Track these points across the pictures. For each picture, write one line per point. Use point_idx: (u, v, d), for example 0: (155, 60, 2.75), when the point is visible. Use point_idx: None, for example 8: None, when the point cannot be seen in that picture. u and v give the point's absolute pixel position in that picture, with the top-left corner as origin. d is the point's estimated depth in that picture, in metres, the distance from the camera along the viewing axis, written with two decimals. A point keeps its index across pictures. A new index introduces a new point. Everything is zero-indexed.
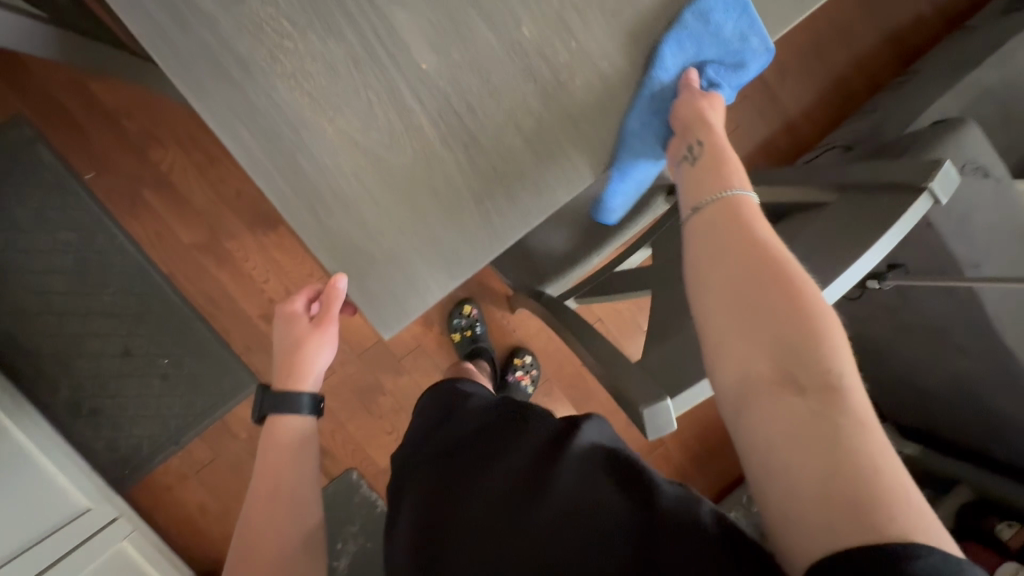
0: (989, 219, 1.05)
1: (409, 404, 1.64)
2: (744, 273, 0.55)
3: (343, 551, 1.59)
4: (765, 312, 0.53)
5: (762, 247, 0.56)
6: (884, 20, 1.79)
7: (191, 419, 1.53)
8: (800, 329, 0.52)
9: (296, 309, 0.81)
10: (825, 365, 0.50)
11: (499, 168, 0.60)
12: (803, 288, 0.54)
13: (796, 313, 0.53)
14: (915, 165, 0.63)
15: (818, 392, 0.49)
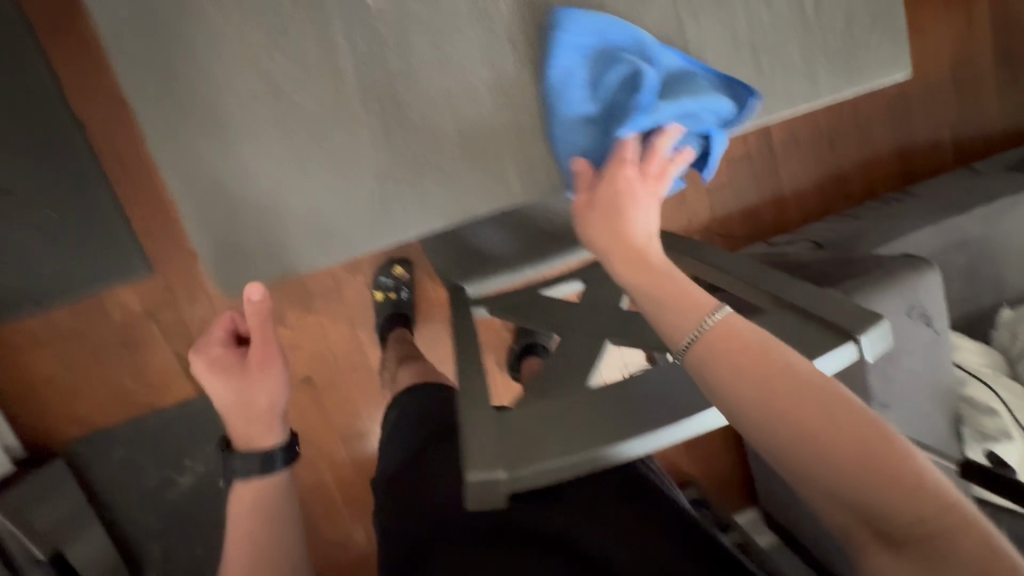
0: (914, 366, 1.04)
1: (308, 344, 1.53)
2: (780, 441, 0.54)
3: (190, 467, 1.53)
4: (809, 467, 0.53)
5: (792, 402, 0.54)
6: (905, 131, 1.76)
7: (61, 285, 1.37)
8: (859, 475, 0.51)
9: (212, 342, 0.85)
10: (899, 486, 0.50)
11: (397, 178, 0.85)
12: (839, 430, 0.52)
13: (842, 457, 0.51)
14: (854, 310, 0.61)
15: (911, 524, 0.50)
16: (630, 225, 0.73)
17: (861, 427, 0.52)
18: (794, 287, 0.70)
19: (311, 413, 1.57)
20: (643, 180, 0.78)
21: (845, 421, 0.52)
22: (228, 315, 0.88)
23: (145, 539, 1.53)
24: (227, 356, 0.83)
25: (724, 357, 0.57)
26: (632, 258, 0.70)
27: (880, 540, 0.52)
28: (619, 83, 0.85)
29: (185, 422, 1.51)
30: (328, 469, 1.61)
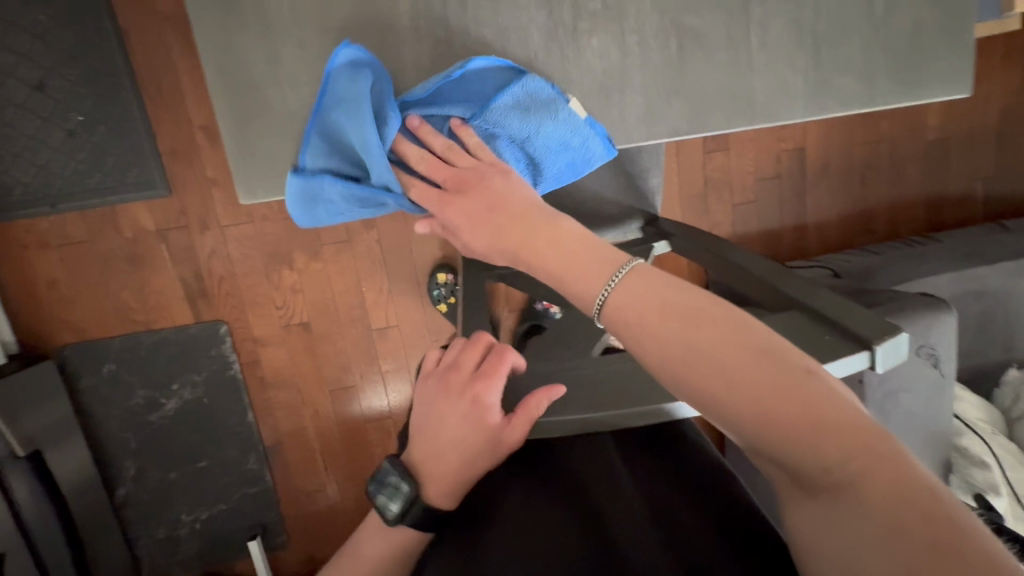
0: (913, 406, 1.02)
1: (310, 291, 1.54)
2: (662, 366, 0.49)
3: (176, 392, 1.54)
4: (698, 398, 0.48)
5: (682, 344, 0.48)
6: (939, 177, 1.73)
7: (77, 191, 1.38)
8: (753, 412, 0.44)
9: (482, 373, 0.68)
10: (802, 417, 0.42)
11: None
12: (727, 369, 0.46)
13: (720, 381, 0.46)
14: (872, 320, 0.60)
15: (818, 464, 0.41)
16: (494, 225, 0.64)
17: (748, 364, 0.45)
18: (815, 293, 0.68)
19: (303, 359, 1.58)
20: (459, 184, 0.67)
21: (736, 358, 0.46)
22: (510, 351, 0.70)
23: (122, 454, 1.55)
24: (477, 395, 0.66)
25: (617, 320, 0.53)
26: (524, 245, 0.61)
27: (800, 490, 0.44)
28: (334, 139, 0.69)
29: (178, 347, 1.52)
30: (311, 418, 1.62)
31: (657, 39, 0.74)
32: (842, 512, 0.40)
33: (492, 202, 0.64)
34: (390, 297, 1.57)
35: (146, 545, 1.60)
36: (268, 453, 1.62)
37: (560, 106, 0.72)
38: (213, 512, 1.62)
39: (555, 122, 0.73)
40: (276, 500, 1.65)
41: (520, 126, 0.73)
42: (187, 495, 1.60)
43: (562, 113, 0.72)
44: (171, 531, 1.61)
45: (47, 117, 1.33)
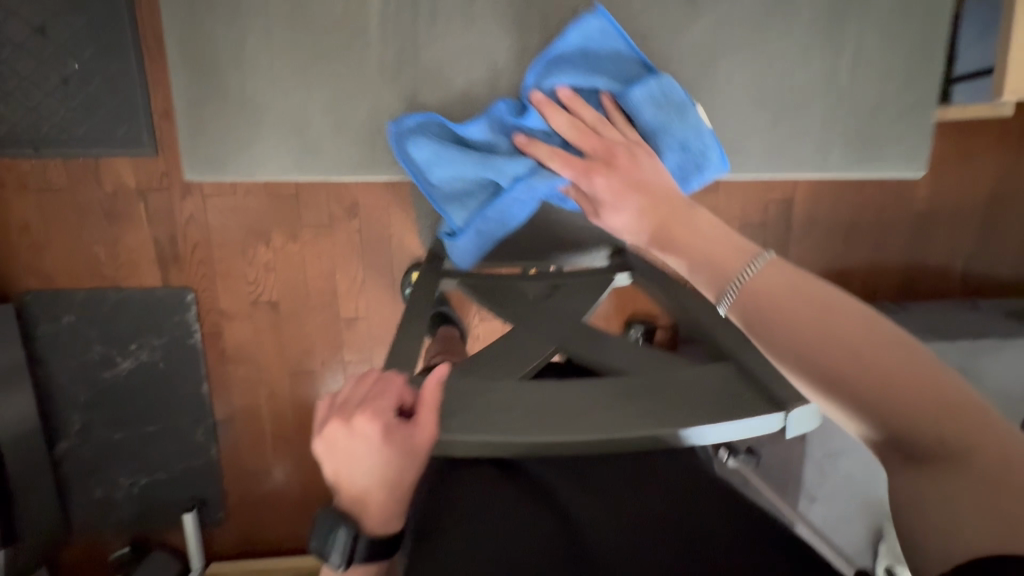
0: (850, 471, 1.03)
1: (284, 270, 1.53)
2: (803, 346, 0.64)
3: (133, 353, 1.52)
4: (831, 374, 0.62)
5: (823, 330, 0.63)
6: (919, 248, 1.72)
7: (63, 138, 1.37)
8: (873, 381, 0.60)
9: (364, 406, 0.63)
10: (909, 390, 0.58)
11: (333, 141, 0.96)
12: (851, 346, 0.62)
13: (855, 361, 0.61)
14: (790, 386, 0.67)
15: (921, 427, 0.57)
16: (636, 204, 0.83)
17: (873, 351, 0.61)
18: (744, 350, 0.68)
19: (265, 337, 1.57)
20: (602, 164, 0.85)
21: (864, 344, 0.61)
22: (390, 380, 0.66)
23: (70, 408, 1.53)
24: (369, 428, 0.62)
25: (758, 305, 0.67)
26: (667, 229, 0.80)
27: (904, 458, 0.59)
28: (473, 170, 0.91)
29: (142, 307, 1.50)
30: (265, 397, 1.60)
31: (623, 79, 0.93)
32: (938, 473, 0.55)
33: (625, 182, 0.84)
34: (362, 287, 1.56)
35: (81, 502, 1.58)
36: (218, 428, 1.60)
37: (681, 111, 0.91)
38: (153, 480, 1.59)
39: (681, 123, 0.91)
40: (219, 476, 1.63)
41: (649, 117, 0.91)
42: (130, 458, 1.58)
43: (689, 115, 0.91)
44: (108, 493, 1.58)
45: (44, 61, 1.32)
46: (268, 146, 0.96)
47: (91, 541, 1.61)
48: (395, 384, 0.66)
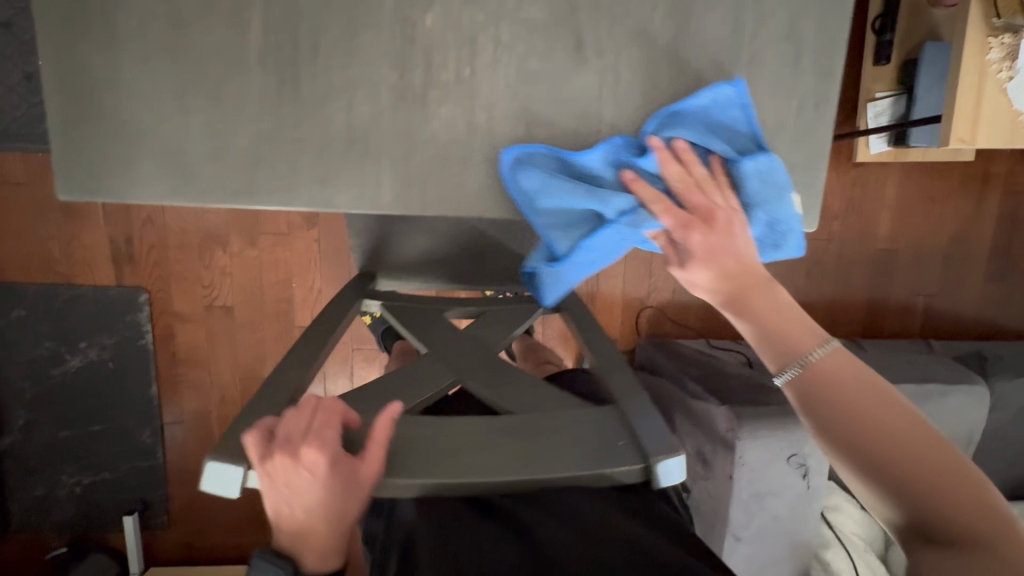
0: (776, 509, 1.03)
1: (240, 276, 1.53)
2: (844, 423, 0.50)
3: (82, 351, 1.51)
4: (865, 452, 0.49)
5: (872, 408, 0.50)
6: (881, 287, 1.71)
7: (26, 135, 1.38)
8: (920, 474, 0.47)
9: (307, 437, 0.50)
10: (956, 492, 0.46)
11: (273, 140, 0.51)
12: (906, 438, 0.49)
13: (896, 440, 0.49)
14: (658, 433, 0.54)
15: (966, 528, 0.45)
16: (725, 279, 0.55)
17: (925, 442, 0.48)
18: (631, 387, 0.61)
19: (218, 341, 1.55)
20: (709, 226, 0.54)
21: (920, 435, 0.49)
22: (340, 405, 0.54)
23: (15, 403, 1.51)
24: (313, 466, 0.49)
25: (813, 371, 0.53)
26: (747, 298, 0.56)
27: (925, 541, 0.47)
28: (569, 199, 0.53)
29: (94, 306, 1.49)
30: (215, 401, 1.59)
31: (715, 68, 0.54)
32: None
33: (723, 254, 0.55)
34: (318, 297, 1.55)
35: (21, 499, 1.55)
36: (165, 430, 1.58)
37: (788, 194, 0.55)
38: (95, 480, 1.57)
39: (778, 204, 0.55)
40: (164, 479, 1.61)
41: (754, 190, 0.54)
42: (73, 457, 1.55)
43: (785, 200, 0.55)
44: (49, 491, 1.56)
45: (8, 57, 1.33)
46: (158, 147, 0.50)
47: (29, 539, 1.58)
48: (344, 411, 0.54)
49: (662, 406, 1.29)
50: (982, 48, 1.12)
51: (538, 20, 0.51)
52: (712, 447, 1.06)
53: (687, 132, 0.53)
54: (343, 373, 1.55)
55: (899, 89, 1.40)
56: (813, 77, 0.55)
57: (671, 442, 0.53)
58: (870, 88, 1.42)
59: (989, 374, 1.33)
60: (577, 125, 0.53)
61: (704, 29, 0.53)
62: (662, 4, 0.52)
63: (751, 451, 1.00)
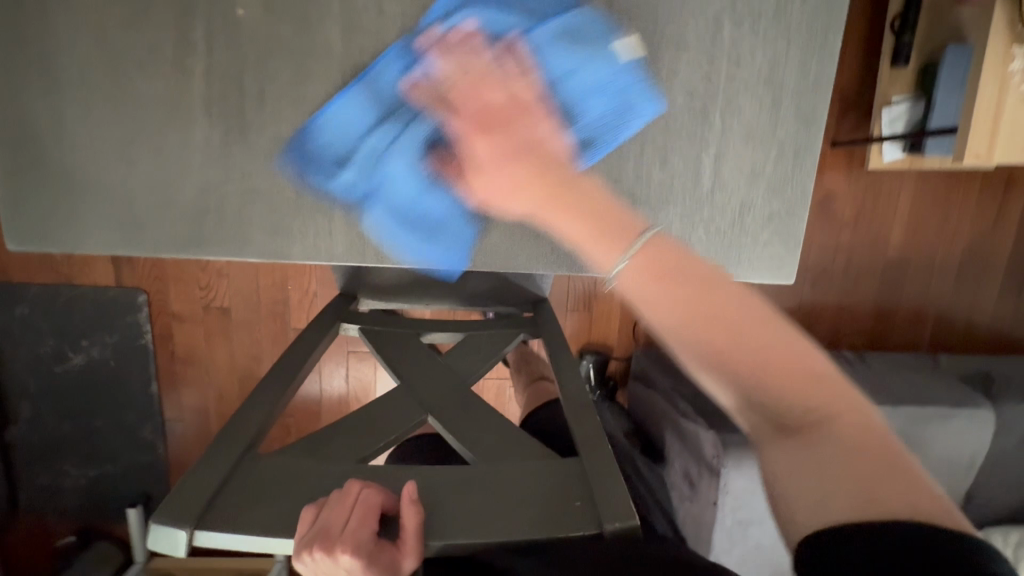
0: (761, 538, 1.02)
1: (236, 278, 1.53)
2: (677, 320, 0.39)
3: (84, 349, 1.53)
4: (712, 346, 0.38)
5: (700, 294, 0.39)
6: (891, 298, 1.60)
7: None
8: (754, 361, 0.38)
9: (342, 537, 0.46)
10: (796, 372, 0.39)
11: (221, 191, 0.49)
12: (732, 330, 0.38)
13: (736, 325, 0.38)
14: (618, 493, 0.53)
15: (797, 408, 0.39)
16: (534, 168, 0.42)
17: (747, 328, 0.38)
18: (597, 438, 0.59)
19: (214, 341, 1.57)
20: (496, 118, 0.44)
21: (735, 320, 0.38)
22: (378, 496, 0.49)
23: (21, 398, 1.55)
24: (348, 568, 0.46)
25: (626, 279, 0.40)
26: (556, 193, 0.42)
27: (775, 431, 0.40)
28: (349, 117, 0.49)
29: (94, 305, 1.51)
30: (213, 399, 1.61)
31: (690, 115, 0.53)
32: (810, 456, 0.38)
33: (523, 138, 0.43)
34: (314, 300, 1.55)
35: (27, 489, 1.61)
36: (165, 426, 1.62)
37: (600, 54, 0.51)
38: (100, 473, 1.61)
39: (595, 66, 0.51)
40: (165, 473, 1.64)
41: (561, 63, 0.49)
42: (78, 451, 1.59)
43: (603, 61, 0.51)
44: (55, 483, 1.60)
45: None
46: (104, 197, 0.49)
47: (36, 527, 1.63)
48: (382, 500, 0.50)
49: (653, 420, 1.27)
50: (1004, 58, 1.05)
51: None
52: (698, 470, 1.05)
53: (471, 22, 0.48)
54: (338, 374, 1.47)
55: (917, 93, 1.31)
56: (793, 124, 0.53)
57: (629, 509, 0.52)
58: (886, 91, 1.32)
59: (995, 398, 1.29)
60: None
61: (673, 74, 0.52)
62: None
63: (736, 479, 0.98)
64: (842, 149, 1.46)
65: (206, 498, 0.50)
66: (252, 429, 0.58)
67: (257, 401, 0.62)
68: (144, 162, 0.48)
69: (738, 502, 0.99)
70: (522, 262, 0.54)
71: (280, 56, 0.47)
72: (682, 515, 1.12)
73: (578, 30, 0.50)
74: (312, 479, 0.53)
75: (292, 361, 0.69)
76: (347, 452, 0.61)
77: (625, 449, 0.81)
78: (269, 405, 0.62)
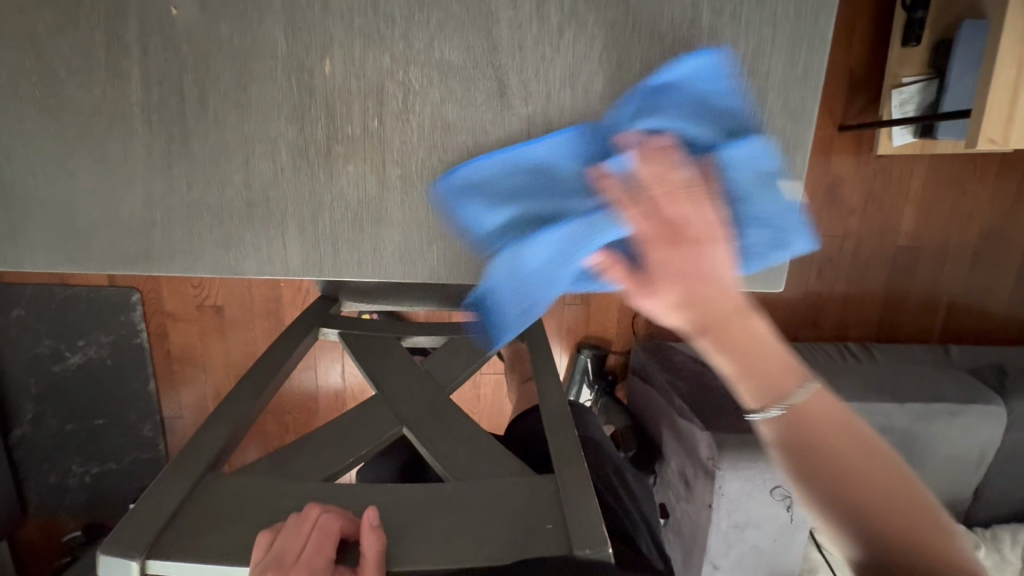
0: (758, 540, 0.99)
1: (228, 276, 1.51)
2: (809, 462, 0.44)
3: (82, 348, 1.53)
4: (840, 487, 0.43)
5: (842, 441, 0.44)
6: (902, 288, 1.54)
7: None
8: (877, 518, 0.42)
9: (297, 566, 0.44)
10: (918, 541, 0.41)
11: (165, 203, 0.47)
12: (864, 482, 0.43)
13: (866, 478, 0.43)
14: (591, 517, 0.50)
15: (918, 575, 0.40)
16: (706, 303, 0.44)
17: (877, 482, 0.43)
18: (574, 455, 0.57)
19: (210, 339, 1.56)
20: (685, 242, 0.43)
21: (870, 476, 0.43)
22: (337, 522, 0.48)
23: (21, 397, 1.54)
24: None
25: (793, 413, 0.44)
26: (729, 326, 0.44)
27: None
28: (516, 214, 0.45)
29: (89, 305, 1.51)
30: (211, 396, 1.60)
31: None
32: None
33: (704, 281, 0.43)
34: (307, 297, 1.53)
35: (35, 486, 1.59)
36: (166, 423, 1.62)
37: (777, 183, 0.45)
38: (104, 469, 1.61)
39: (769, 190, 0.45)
40: None
41: (743, 186, 0.44)
42: (80, 449, 1.59)
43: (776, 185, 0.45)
44: (60, 480, 1.60)
45: None
46: (46, 212, 0.47)
47: (46, 522, 1.63)
48: (342, 526, 0.48)
49: (651, 417, 1.25)
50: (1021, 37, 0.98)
51: (452, 62, 0.44)
52: (693, 471, 1.02)
53: (662, 120, 0.43)
54: (334, 370, 1.42)
55: (929, 74, 1.25)
56: (780, 122, 0.48)
57: (601, 535, 0.49)
58: (895, 73, 1.26)
59: (1008, 393, 1.24)
60: None
61: (651, 67, 0.45)
62: (598, 39, 0.45)
63: (732, 481, 0.95)
64: (849, 133, 1.39)
65: (165, 518, 0.50)
66: (216, 446, 0.57)
67: (224, 417, 0.60)
68: (85, 174, 0.46)
69: (734, 504, 0.97)
70: None
71: (220, 58, 0.43)
72: (677, 516, 1.10)
73: (775, 150, 0.44)
74: (276, 499, 0.53)
75: (264, 373, 0.67)
76: (312, 471, 0.59)
77: (614, 457, 0.78)
78: (236, 421, 0.60)
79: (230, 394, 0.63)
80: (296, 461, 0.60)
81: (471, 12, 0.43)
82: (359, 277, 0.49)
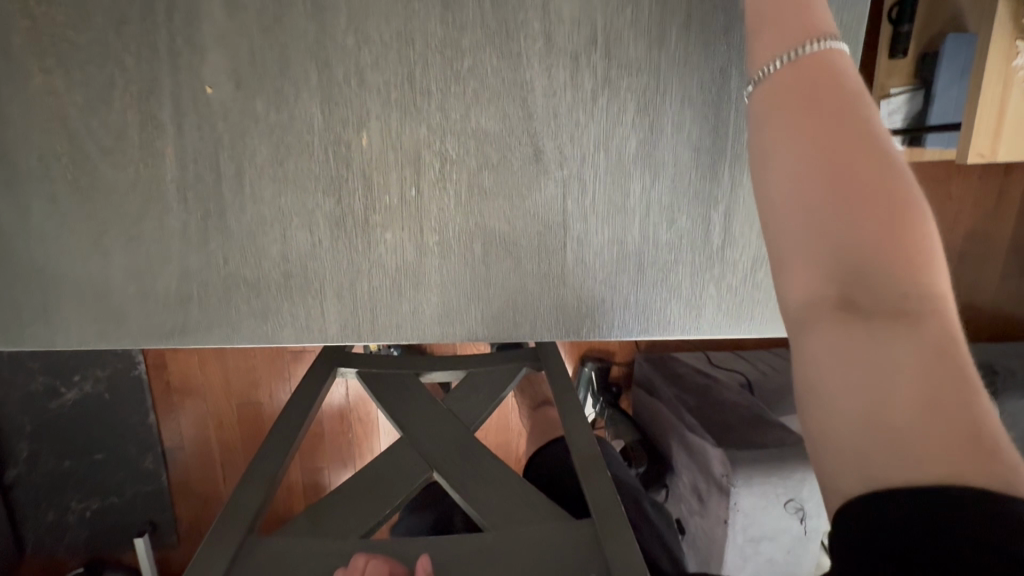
0: (772, 551, 1.02)
1: None
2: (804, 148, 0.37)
3: (76, 384, 1.44)
4: (845, 171, 0.35)
5: (845, 118, 0.37)
6: None
7: None
8: (863, 227, 0.34)
9: None
10: (895, 261, 0.33)
11: (199, 274, 0.48)
12: (862, 168, 0.35)
13: (866, 169, 0.35)
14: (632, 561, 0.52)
15: (890, 291, 0.33)
16: None
17: (886, 178, 0.35)
18: (607, 493, 0.58)
19: (210, 367, 1.50)
20: None
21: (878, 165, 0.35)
22: (386, 565, 0.50)
23: (15, 436, 1.44)
24: None
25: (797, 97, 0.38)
26: None
27: (847, 320, 0.33)
28: None
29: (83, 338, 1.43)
30: (212, 424, 1.54)
31: (692, 171, 0.49)
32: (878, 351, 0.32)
33: None
34: None
35: (33, 525, 1.51)
36: (167, 455, 1.55)
37: None
38: (104, 505, 1.53)
39: None
40: (172, 501, 1.58)
41: None
42: (78, 486, 1.51)
43: None
44: (59, 516, 1.52)
45: None
46: (77, 290, 0.48)
47: (46, 559, 1.55)
48: (389, 568, 0.50)
49: (660, 430, 1.26)
50: (1008, 54, 1.01)
51: (489, 130, 0.46)
52: (707, 487, 1.04)
53: None
54: (340, 387, 1.40)
55: (916, 84, 1.26)
56: None
57: None
58: (884, 84, 1.28)
59: (1000, 391, 1.29)
60: (543, 235, 0.49)
61: (682, 129, 0.48)
62: (631, 103, 0.47)
63: (747, 497, 0.97)
64: None
65: None
66: (252, 505, 0.58)
67: (257, 475, 0.60)
68: (115, 252, 0.47)
69: (747, 519, 0.99)
70: (527, 328, 0.51)
71: (255, 136, 0.45)
72: (692, 530, 1.12)
73: None
74: (321, 559, 0.54)
75: (291, 422, 0.67)
76: (349, 526, 0.60)
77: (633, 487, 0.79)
78: (270, 479, 0.60)
79: (260, 448, 0.64)
80: (331, 516, 0.60)
81: (506, 84, 0.45)
82: (397, 338, 0.51)
